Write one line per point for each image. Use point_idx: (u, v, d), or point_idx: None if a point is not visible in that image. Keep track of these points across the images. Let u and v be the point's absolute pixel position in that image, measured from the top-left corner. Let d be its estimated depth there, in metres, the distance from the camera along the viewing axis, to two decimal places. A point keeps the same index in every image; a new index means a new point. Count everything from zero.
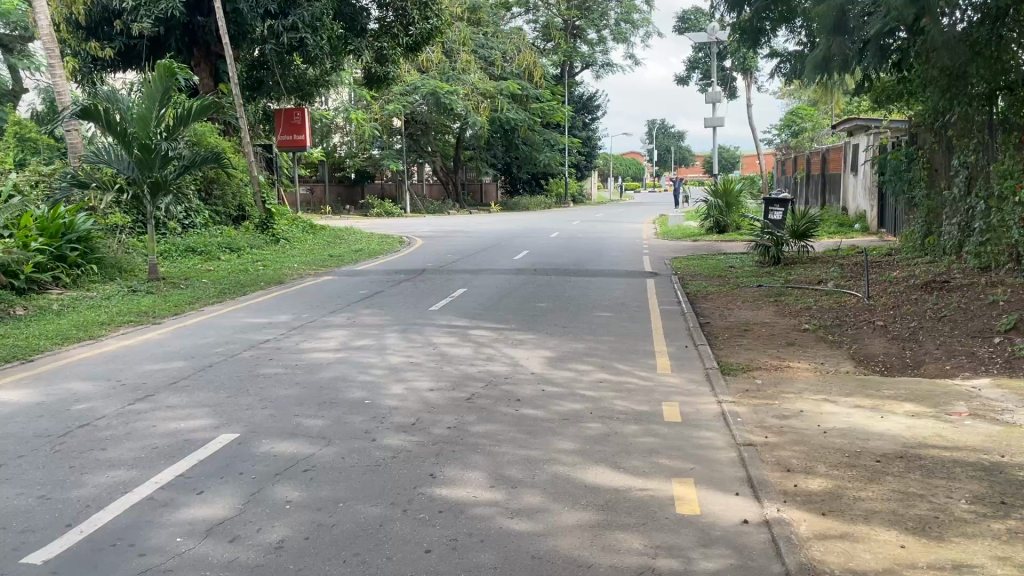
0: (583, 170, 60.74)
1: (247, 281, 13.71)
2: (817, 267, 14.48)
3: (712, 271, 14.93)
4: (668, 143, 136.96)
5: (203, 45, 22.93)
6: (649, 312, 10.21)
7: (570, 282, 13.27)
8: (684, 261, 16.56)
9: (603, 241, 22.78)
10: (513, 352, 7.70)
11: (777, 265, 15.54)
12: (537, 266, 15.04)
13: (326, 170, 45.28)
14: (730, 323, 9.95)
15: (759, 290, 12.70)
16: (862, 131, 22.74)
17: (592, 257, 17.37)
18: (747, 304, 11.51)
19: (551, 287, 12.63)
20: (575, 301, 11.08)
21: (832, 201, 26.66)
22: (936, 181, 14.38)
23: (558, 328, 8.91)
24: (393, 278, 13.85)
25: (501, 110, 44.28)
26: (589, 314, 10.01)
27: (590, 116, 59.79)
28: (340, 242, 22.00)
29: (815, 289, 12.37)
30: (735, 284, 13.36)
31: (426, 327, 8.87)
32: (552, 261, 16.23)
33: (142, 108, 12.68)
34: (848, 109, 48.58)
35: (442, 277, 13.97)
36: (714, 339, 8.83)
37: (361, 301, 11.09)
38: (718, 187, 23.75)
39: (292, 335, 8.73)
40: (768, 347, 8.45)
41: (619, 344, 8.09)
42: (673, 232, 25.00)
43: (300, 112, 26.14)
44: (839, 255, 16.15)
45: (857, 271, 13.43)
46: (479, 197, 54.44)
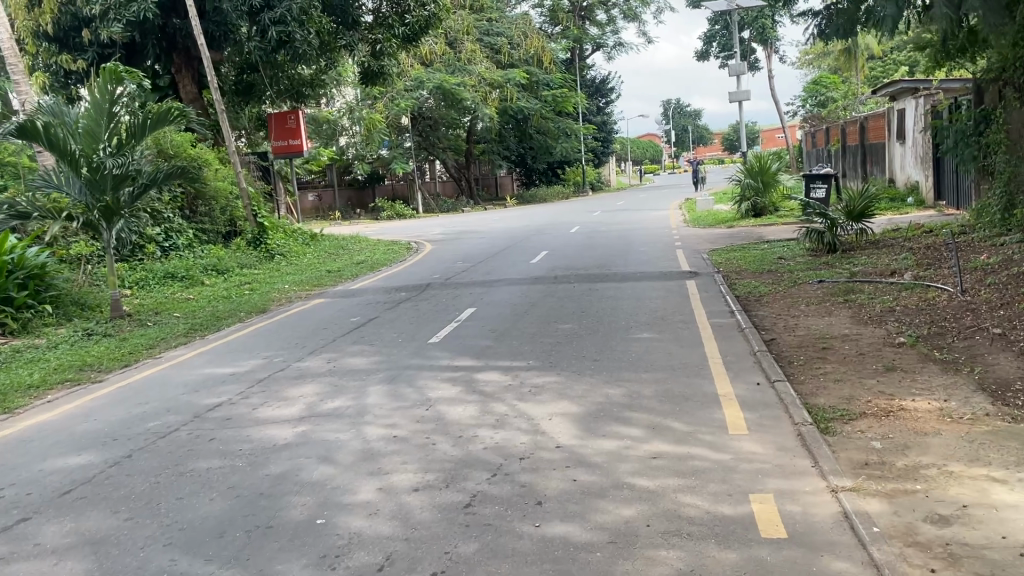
0: (600, 156, 58.69)
1: (224, 312, 11.95)
2: (884, 255, 12.41)
3: (759, 265, 12.94)
4: (685, 123, 133.92)
5: (183, 50, 21.25)
6: (699, 330, 8.28)
7: (596, 291, 11.36)
8: (723, 254, 14.56)
9: (628, 233, 20.84)
10: (531, 410, 5.82)
11: (834, 254, 13.52)
12: (556, 273, 13.13)
13: (334, 174, 43.57)
14: (800, 338, 7.99)
15: (821, 289, 10.70)
16: (908, 95, 20.61)
17: (619, 255, 15.43)
18: (811, 309, 9.54)
19: (575, 300, 10.71)
20: (607, 318, 9.18)
21: (874, 173, 24.57)
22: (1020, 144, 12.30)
23: (590, 364, 7.02)
24: (391, 298, 12.00)
25: (510, 99, 42.42)
26: (624, 338, 8.12)
27: (604, 100, 57.60)
28: (343, 253, 20.23)
29: (890, 285, 10.35)
30: (791, 283, 11.37)
31: (423, 374, 7.03)
32: (573, 264, 14.31)
33: (88, 122, 11.01)
34: (876, 74, 46.18)
35: (449, 293, 12.11)
36: (787, 366, 6.88)
37: (347, 335, 9.25)
38: (752, 166, 21.72)
39: (251, 394, 6.92)
40: (861, 375, 6.49)
41: (671, 387, 6.20)
42: (703, 218, 22.98)
43: (295, 114, 24.30)
44: (903, 236, 14.09)
45: (935, 258, 11.41)
46: (495, 191, 52.54)
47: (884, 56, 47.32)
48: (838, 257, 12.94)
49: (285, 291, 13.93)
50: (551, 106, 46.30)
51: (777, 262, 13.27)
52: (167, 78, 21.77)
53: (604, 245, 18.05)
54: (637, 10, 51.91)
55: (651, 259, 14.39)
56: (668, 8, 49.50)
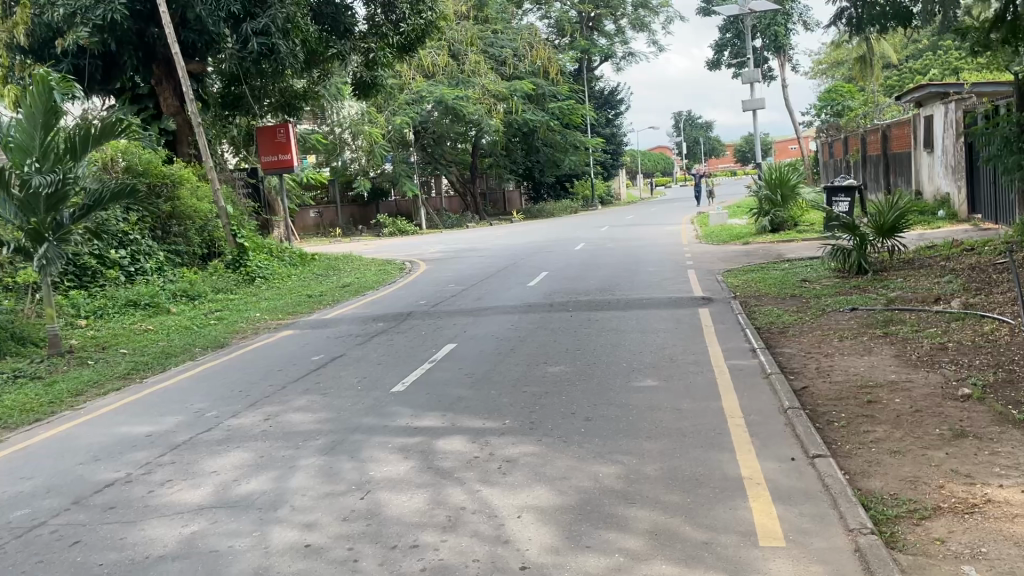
0: (609, 169, 57.41)
1: (178, 346, 10.64)
2: (922, 277, 10.97)
3: (780, 289, 11.55)
4: (696, 135, 132.52)
5: (164, 60, 20.12)
6: (714, 376, 6.90)
7: (597, 321, 9.97)
8: (739, 275, 13.17)
9: (635, 251, 19.44)
10: (498, 500, 4.45)
11: (865, 275, 12.09)
12: (553, 299, 11.75)
13: (336, 189, 42.44)
14: (839, 386, 6.58)
15: (855, 320, 9.29)
16: (937, 101, 19.24)
17: (624, 277, 14.05)
18: (846, 345, 8.13)
19: (570, 332, 9.35)
20: (605, 358, 7.81)
21: (899, 184, 23.13)
22: None
23: (579, 427, 5.66)
24: (366, 330, 10.67)
25: (516, 112, 41.23)
26: (624, 386, 6.75)
27: (613, 112, 56.34)
28: (331, 274, 18.94)
29: (935, 315, 8.92)
30: (818, 310, 9.98)
31: (373, 439, 5.69)
32: (573, 287, 12.97)
33: (19, 135, 9.82)
34: (894, 83, 44.62)
35: (430, 323, 10.78)
36: (827, 430, 5.49)
37: (300, 380, 7.91)
38: (768, 178, 20.34)
39: (156, 468, 5.59)
40: (922, 443, 5.10)
41: (681, 467, 4.82)
42: (717, 234, 21.57)
43: (285, 127, 23.17)
44: (942, 254, 12.64)
45: (986, 282, 9.95)
46: (503, 205, 51.22)
47: (900, 64, 45.89)
48: (870, 279, 11.50)
49: (254, 320, 12.63)
50: (558, 118, 45.08)
51: (799, 284, 11.87)
52: (146, 88, 20.81)
53: (609, 264, 16.68)
54: (646, 19, 50.69)
55: (659, 282, 13.00)
56: (677, 16, 48.32)
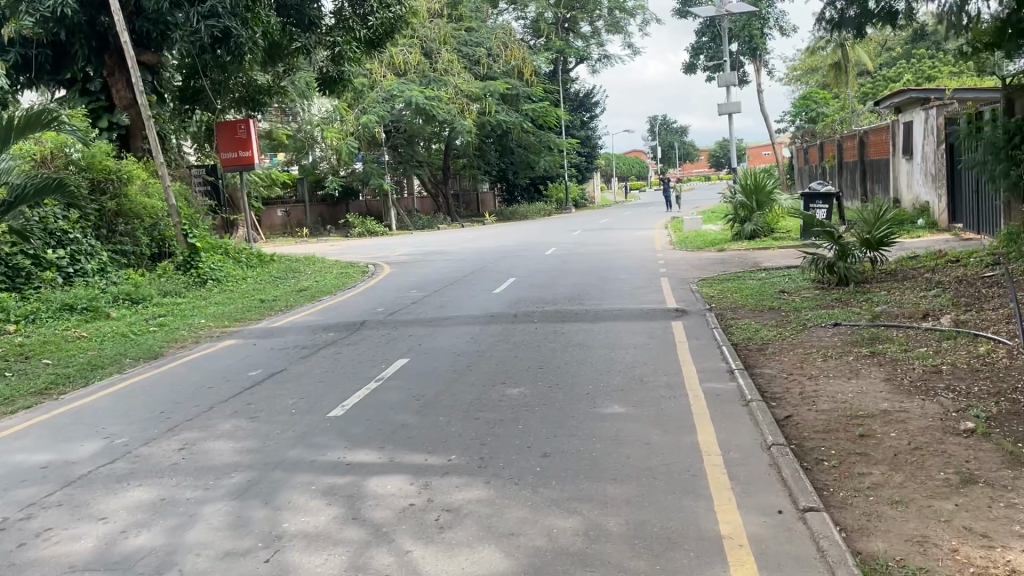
0: (584, 172, 56.91)
1: (108, 356, 9.76)
2: (908, 290, 10.38)
3: (758, 301, 10.91)
4: (671, 139, 132.45)
5: (117, 51, 19.13)
6: (689, 402, 6.21)
7: (563, 334, 9.25)
8: (714, 285, 12.53)
9: (607, 257, 18.75)
10: (431, 564, 3.71)
11: (847, 287, 11.47)
12: (518, 308, 11.02)
13: (305, 188, 41.38)
14: (828, 416, 5.91)
15: (839, 337, 8.66)
16: (918, 106, 18.76)
17: (595, 286, 13.34)
18: (831, 365, 7.48)
19: (533, 346, 8.64)
20: (569, 378, 7.08)
21: (876, 191, 22.71)
22: None
23: (534, 465, 4.93)
24: (316, 340, 9.87)
25: (489, 113, 40.53)
26: (589, 413, 6.03)
27: (589, 115, 55.76)
28: (289, 277, 18.06)
29: (925, 333, 8.31)
30: (799, 325, 9.34)
31: (296, 479, 4.92)
32: (541, 296, 12.27)
33: None
34: (868, 91, 44.49)
35: (385, 333, 10.01)
36: (816, 472, 4.80)
37: (231, 400, 7.12)
38: (744, 184, 19.75)
39: (38, 512, 4.77)
40: (927, 491, 4.42)
41: (649, 521, 4.10)
42: (691, 240, 20.95)
43: (246, 123, 22.22)
44: (927, 265, 12.10)
45: (977, 297, 9.34)
46: (476, 207, 50.40)
47: (875, 72, 45.82)
48: (853, 292, 10.90)
49: (198, 327, 11.77)
50: (532, 120, 44.43)
51: (778, 296, 11.23)
52: (98, 80, 19.46)
53: (579, 271, 15.96)
54: (623, 21, 50.20)
55: (631, 292, 12.31)
56: (654, 20, 47.93)
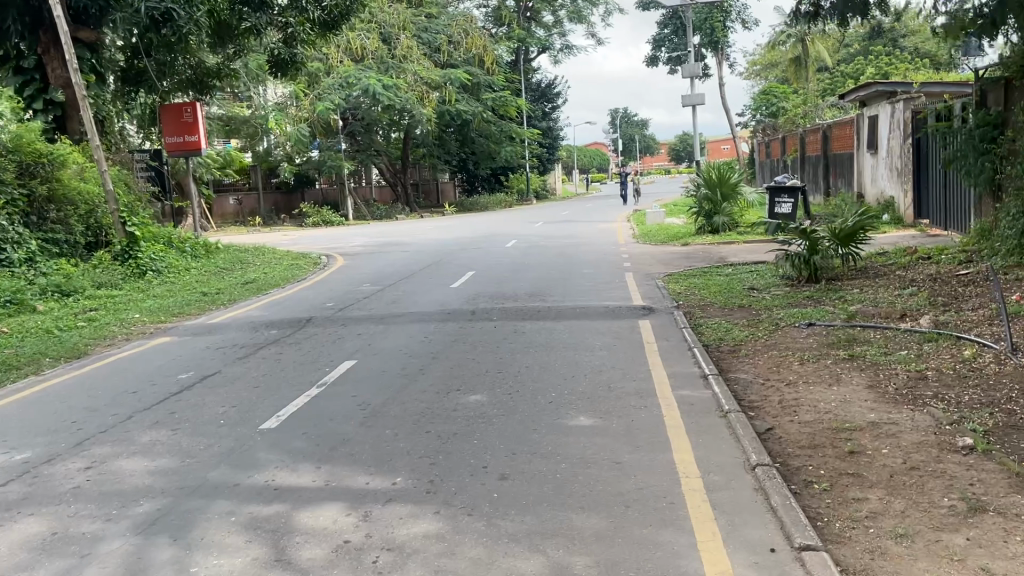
0: (545, 163, 56.41)
1: (26, 355, 8.91)
2: (882, 288, 10.01)
3: (728, 298, 10.44)
4: (632, 131, 132.59)
5: (51, 27, 18.03)
6: (661, 413, 5.65)
7: (523, 333, 8.65)
8: (681, 281, 12.04)
9: (569, 251, 18.20)
10: None
11: (818, 284, 11.08)
12: (476, 305, 10.38)
13: (258, 176, 40.15)
14: (813, 429, 5.40)
15: (814, 338, 8.20)
16: (884, 99, 18.53)
17: (557, 282, 12.77)
18: (808, 370, 7.00)
19: (491, 347, 8.02)
20: (530, 384, 6.49)
21: (839, 186, 22.53)
22: None
23: (490, 492, 4.33)
24: (257, 338, 9.14)
25: (449, 102, 39.76)
26: (552, 426, 5.43)
27: (550, 106, 55.13)
28: (235, 269, 17.18)
29: (905, 335, 7.89)
30: (772, 325, 8.87)
31: (214, 509, 4.25)
32: (500, 291, 11.67)
33: None
34: (828, 86, 44.62)
35: (333, 331, 9.32)
36: (807, 498, 4.27)
37: (154, 409, 6.39)
38: (708, 177, 19.37)
39: None
40: (933, 521, 3.92)
41: (624, 562, 3.54)
42: (655, 233, 20.50)
43: (192, 107, 21.23)
44: (898, 262, 11.75)
45: (956, 296, 8.97)
46: (435, 197, 49.48)
47: (834, 68, 46.00)
48: (824, 289, 10.50)
49: (131, 322, 10.94)
50: (493, 109, 43.74)
51: (748, 293, 10.79)
52: (32, 58, 18.38)
53: (541, 265, 15.38)
54: (585, 11, 49.74)
55: (595, 288, 11.75)
56: (616, 11, 47.54)
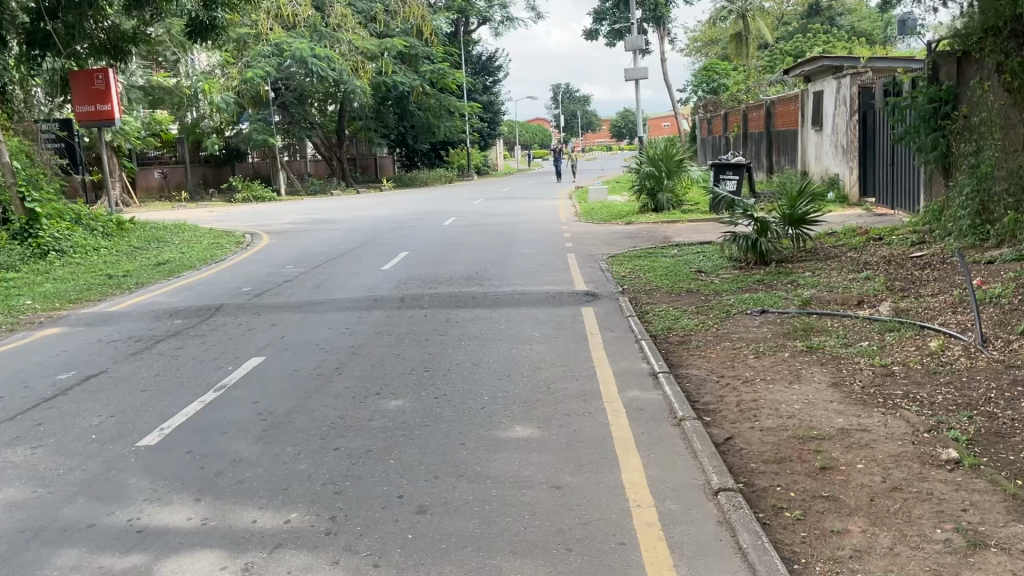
0: (487, 138, 55.39)
1: None
2: (834, 271, 9.52)
3: (675, 282, 9.83)
4: (574, 108, 131.97)
5: None
6: (607, 421, 4.95)
7: (456, 323, 7.87)
8: (626, 263, 11.41)
9: (509, 229, 17.46)
10: None
11: (767, 266, 10.57)
12: (405, 290, 9.55)
13: (185, 149, 38.31)
14: (778, 439, 4.77)
15: (769, 328, 7.61)
16: (830, 75, 18.15)
17: (494, 264, 12.01)
18: (765, 365, 6.40)
19: (418, 339, 7.23)
20: (460, 385, 5.73)
21: (783, 163, 22.23)
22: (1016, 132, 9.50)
23: (403, 532, 3.56)
24: (157, 330, 8.17)
25: (386, 73, 38.51)
26: (482, 440, 4.68)
27: (491, 79, 54.03)
28: (150, 248, 15.96)
29: (864, 325, 7.34)
30: (723, 312, 8.26)
31: (55, 564, 3.41)
32: (434, 274, 10.87)
33: None
34: (769, 65, 44.54)
35: (245, 320, 8.41)
36: (779, 531, 3.61)
37: (16, 421, 5.43)
38: (651, 153, 18.79)
39: None
40: (929, 562, 3.31)
41: None
42: (597, 211, 19.88)
43: (104, 73, 19.72)
44: (849, 243, 11.32)
45: (915, 281, 8.49)
46: (373, 172, 48.07)
47: (774, 45, 45.96)
48: (774, 272, 9.97)
49: (20, 309, 9.81)
50: (432, 82, 42.57)
51: (695, 276, 10.20)
52: None
53: (478, 245, 14.59)
54: None
55: (534, 271, 11.03)
56: None
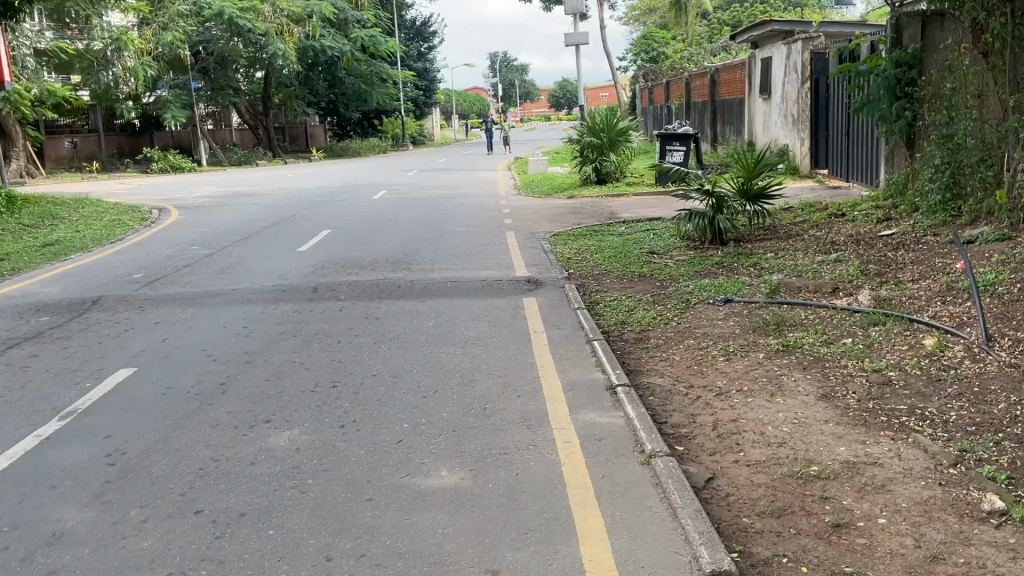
0: (422, 107, 53.70)
1: None
2: (800, 252, 8.64)
3: (626, 266, 8.81)
4: (512, 78, 130.25)
5: None
6: (556, 461, 3.89)
7: (375, 319, 6.71)
8: (571, 243, 10.37)
9: (443, 203, 16.26)
10: None
11: (724, 247, 9.64)
12: (321, 278, 8.34)
13: (98, 116, 35.82)
14: (773, 480, 3.78)
15: (736, 321, 6.65)
16: (779, 40, 17.30)
17: (425, 244, 10.86)
18: (739, 370, 5.41)
19: (327, 342, 6.04)
20: (372, 409, 4.59)
21: (727, 134, 21.48)
22: (996, 97, 8.69)
23: None
24: (14, 332, 6.79)
25: (314, 37, 36.56)
26: (396, 493, 3.58)
27: (426, 45, 52.18)
28: (39, 226, 14.25)
29: (843, 316, 6.44)
30: (682, 302, 7.28)
31: None
32: (357, 258, 9.64)
33: None
34: (707, 34, 43.95)
35: (124, 318, 7.09)
36: None
37: None
38: (593, 122, 17.76)
39: None
40: None
41: None
42: (537, 184, 18.77)
43: None
44: (810, 220, 10.50)
45: (892, 265, 7.64)
46: (303, 141, 46.00)
47: (712, 13, 45.44)
48: (734, 253, 9.05)
49: None
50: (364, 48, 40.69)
51: (647, 258, 9.21)
52: None
53: (409, 222, 13.38)
54: None
55: (469, 253, 9.91)
56: None
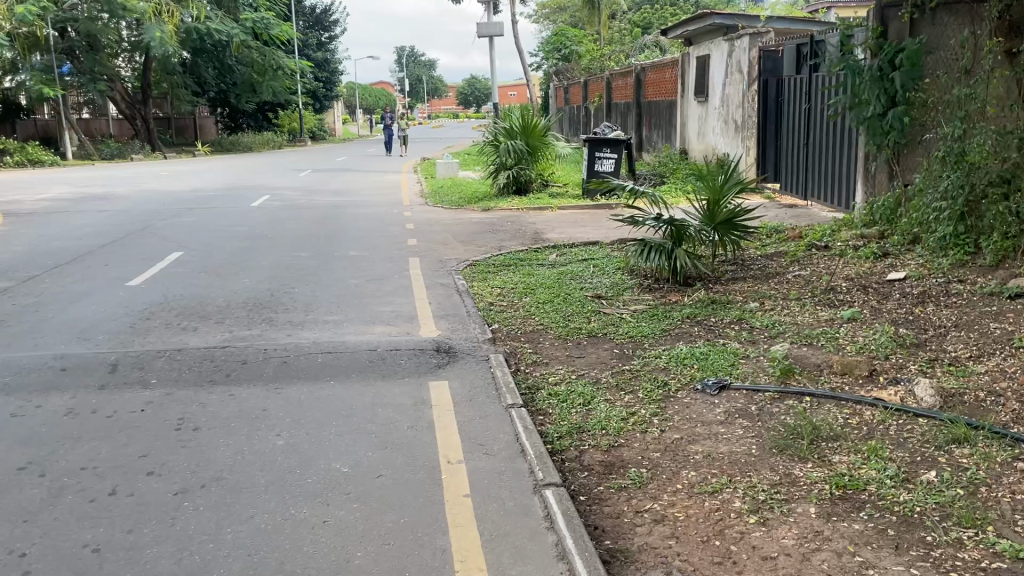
0: (321, 100, 50.42)
1: None
2: (795, 301, 6.63)
3: (567, 318, 6.58)
4: (419, 74, 127.16)
5: None
6: None
7: (194, 431, 4.23)
8: (490, 279, 8.08)
9: (336, 214, 13.73)
10: None
11: (688, 288, 7.54)
12: (139, 341, 5.75)
13: None
14: None
15: (748, 429, 4.44)
16: (719, 35, 15.47)
17: (303, 276, 8.35)
18: (796, 556, 3.21)
19: (92, 495, 3.53)
20: None
21: (654, 139, 19.63)
22: None
23: None
24: None
25: (200, 19, 33.13)
26: None
27: (326, 34, 48.99)
28: None
29: (905, 425, 4.36)
30: (660, 387, 5.07)
31: None
32: (203, 302, 7.04)
33: None
34: (619, 34, 42.48)
35: None
36: None
37: None
38: (510, 123, 15.47)
39: None
40: None
41: None
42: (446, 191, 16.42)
43: None
44: (787, 251, 8.52)
45: (932, 329, 5.67)
46: (190, 134, 42.15)
47: (624, 12, 44.05)
48: (705, 298, 6.97)
49: None
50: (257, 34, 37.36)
51: (593, 304, 7.01)
52: None
53: (289, 240, 10.82)
54: None
55: (358, 293, 7.48)
56: None
